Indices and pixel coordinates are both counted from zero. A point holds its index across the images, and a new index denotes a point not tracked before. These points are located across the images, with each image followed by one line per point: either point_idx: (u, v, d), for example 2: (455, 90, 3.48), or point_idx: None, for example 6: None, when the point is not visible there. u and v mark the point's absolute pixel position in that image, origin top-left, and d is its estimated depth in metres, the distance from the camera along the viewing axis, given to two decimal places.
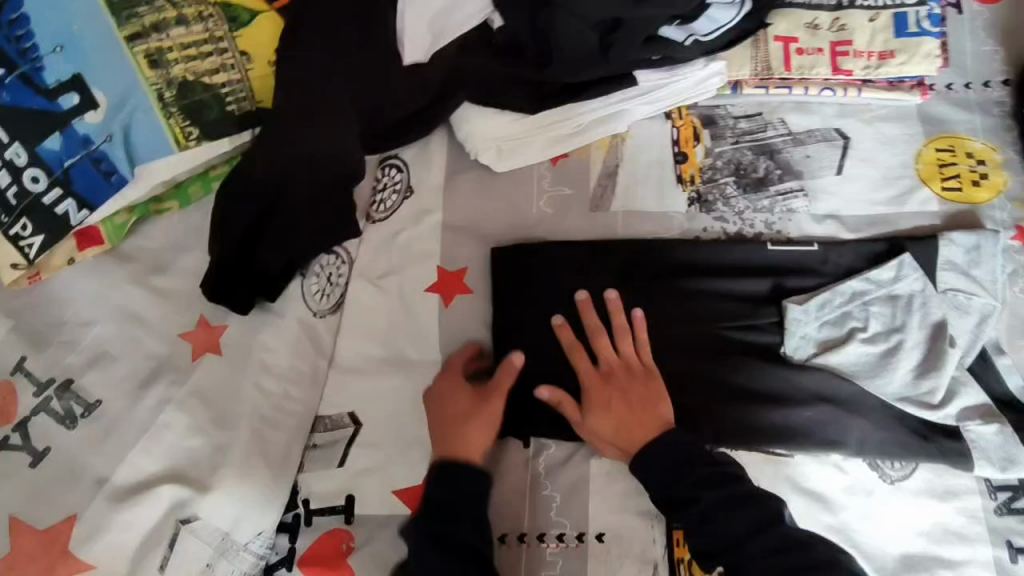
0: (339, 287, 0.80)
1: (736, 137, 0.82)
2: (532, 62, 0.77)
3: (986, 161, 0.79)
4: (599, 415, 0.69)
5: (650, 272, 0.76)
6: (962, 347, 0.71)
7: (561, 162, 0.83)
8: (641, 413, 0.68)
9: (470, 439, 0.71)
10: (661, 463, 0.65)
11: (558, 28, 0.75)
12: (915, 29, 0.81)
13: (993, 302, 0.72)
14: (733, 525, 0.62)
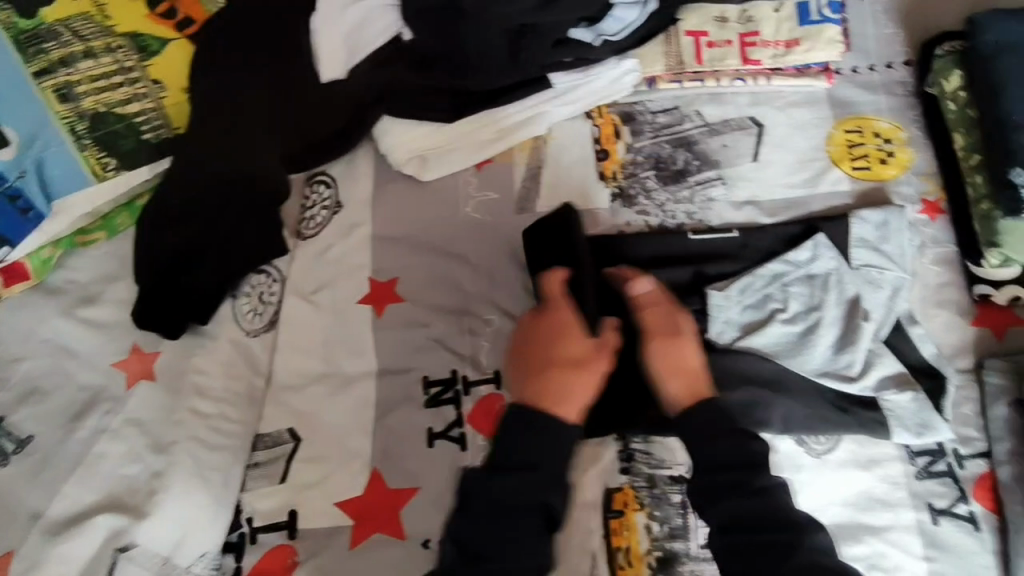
0: (270, 305, 0.82)
1: (654, 132, 0.86)
2: (441, 74, 0.80)
3: (892, 139, 0.83)
4: (668, 374, 0.69)
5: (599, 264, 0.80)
6: (876, 320, 0.75)
7: (486, 167, 0.85)
8: (697, 369, 0.70)
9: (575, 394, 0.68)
10: (719, 439, 0.64)
11: (468, 36, 0.79)
12: (817, 17, 0.86)
13: (902, 275, 0.77)
14: (765, 515, 0.61)
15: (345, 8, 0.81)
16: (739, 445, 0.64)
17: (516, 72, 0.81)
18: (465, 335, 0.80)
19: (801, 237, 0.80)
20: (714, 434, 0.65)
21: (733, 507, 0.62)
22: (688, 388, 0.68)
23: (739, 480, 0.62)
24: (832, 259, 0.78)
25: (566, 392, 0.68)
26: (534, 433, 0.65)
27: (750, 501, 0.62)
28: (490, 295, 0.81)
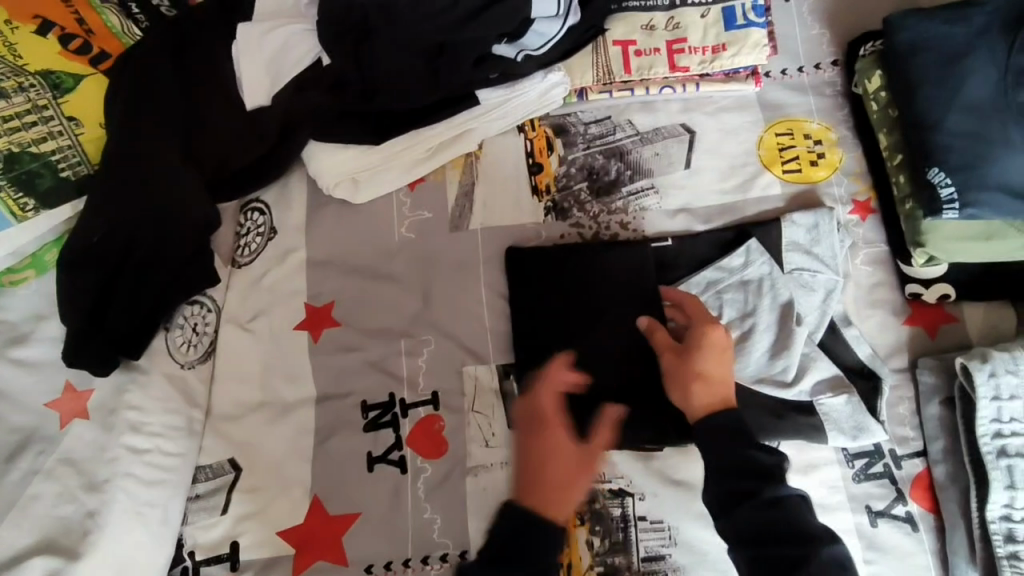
0: (205, 335, 0.81)
1: (587, 143, 0.86)
2: (359, 96, 0.81)
3: (822, 140, 0.84)
4: (677, 385, 0.68)
5: (571, 276, 0.79)
6: (809, 324, 0.75)
7: (419, 187, 0.85)
8: (726, 382, 0.66)
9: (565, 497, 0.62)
10: (741, 455, 0.61)
11: (381, 56, 0.80)
12: (742, 22, 0.86)
13: (834, 277, 0.77)
14: (784, 529, 0.58)
15: (266, 35, 0.81)
16: (755, 458, 0.61)
17: (438, 90, 0.82)
18: (404, 356, 0.80)
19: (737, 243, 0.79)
20: (741, 450, 0.61)
21: (752, 520, 0.59)
22: (709, 401, 0.65)
23: (758, 494, 0.59)
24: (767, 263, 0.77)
25: (559, 483, 0.63)
26: (531, 521, 0.60)
27: (773, 517, 0.58)
28: (428, 315, 0.81)
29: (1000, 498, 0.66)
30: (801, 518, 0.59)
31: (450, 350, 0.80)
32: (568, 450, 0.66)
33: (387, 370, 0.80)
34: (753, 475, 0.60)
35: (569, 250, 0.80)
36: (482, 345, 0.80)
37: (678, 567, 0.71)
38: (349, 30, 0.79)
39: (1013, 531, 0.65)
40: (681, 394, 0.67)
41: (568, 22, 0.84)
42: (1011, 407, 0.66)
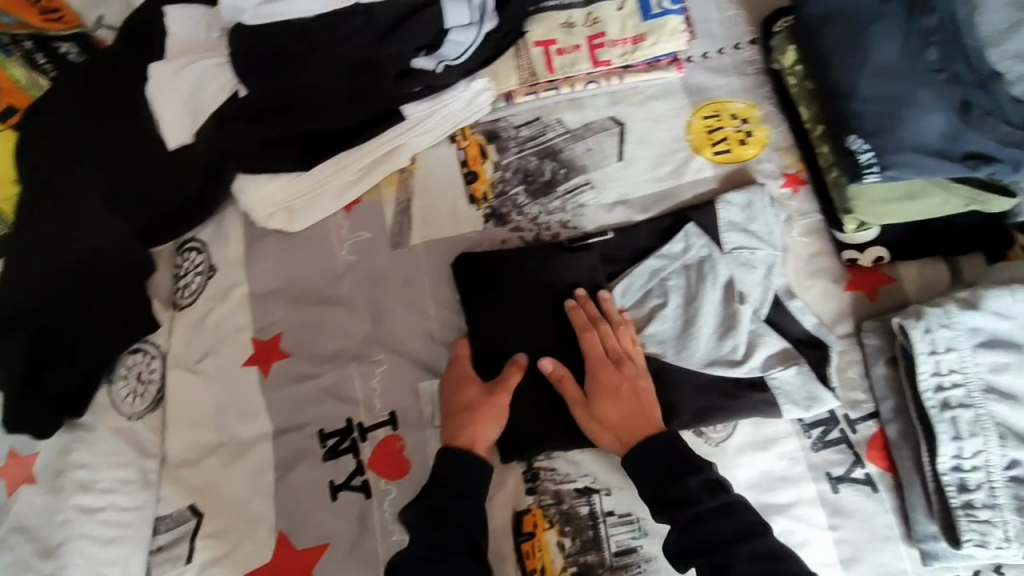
0: (152, 383, 0.79)
1: (520, 146, 0.86)
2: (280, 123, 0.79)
3: (748, 119, 0.85)
4: (598, 399, 0.71)
5: (520, 286, 0.78)
6: (755, 300, 0.75)
7: (355, 208, 0.84)
8: (636, 415, 0.69)
9: (479, 437, 0.72)
10: (665, 476, 0.66)
11: (298, 82, 0.78)
12: (658, 11, 0.87)
13: (774, 252, 0.77)
14: (704, 541, 0.63)
15: (179, 73, 0.79)
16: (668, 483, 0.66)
17: (365, 110, 0.81)
18: (358, 380, 0.78)
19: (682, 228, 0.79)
20: (660, 470, 0.67)
21: (684, 531, 0.64)
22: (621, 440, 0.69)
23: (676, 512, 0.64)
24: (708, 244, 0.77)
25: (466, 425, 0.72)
26: (458, 464, 0.70)
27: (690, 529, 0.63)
28: (379, 336, 0.80)
29: (948, 450, 0.66)
30: (722, 528, 0.63)
31: (404, 369, 0.79)
32: (475, 394, 0.73)
33: (343, 396, 0.78)
34: (670, 498, 0.65)
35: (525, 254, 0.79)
36: (436, 360, 0.79)
37: (650, 557, 0.71)
38: (263, 60, 0.78)
39: (964, 480, 0.65)
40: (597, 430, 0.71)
41: (485, 28, 0.83)
42: (948, 359, 0.66)
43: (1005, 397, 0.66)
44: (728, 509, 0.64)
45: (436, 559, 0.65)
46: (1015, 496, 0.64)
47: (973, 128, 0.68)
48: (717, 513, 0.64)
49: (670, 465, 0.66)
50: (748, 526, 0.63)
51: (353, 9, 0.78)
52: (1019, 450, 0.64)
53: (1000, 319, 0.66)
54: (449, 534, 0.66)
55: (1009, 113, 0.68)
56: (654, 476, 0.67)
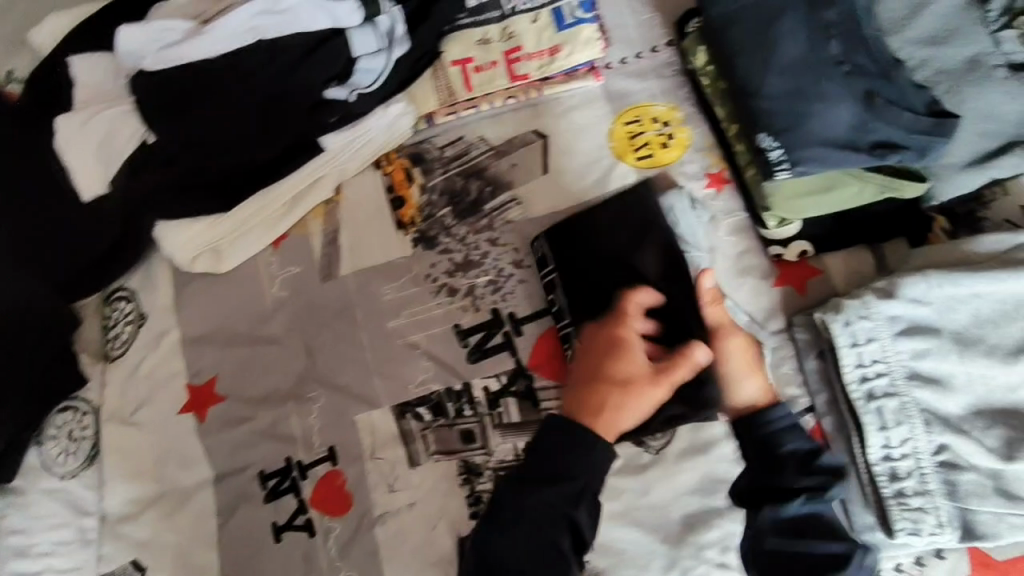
0: (84, 440, 0.78)
1: (444, 167, 0.85)
2: (192, 169, 0.78)
3: (669, 121, 0.84)
4: (741, 366, 0.71)
5: (607, 262, 0.76)
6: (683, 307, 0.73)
7: (282, 244, 0.83)
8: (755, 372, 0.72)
9: (613, 423, 0.67)
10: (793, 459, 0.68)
11: (204, 125, 0.76)
12: (571, 20, 0.86)
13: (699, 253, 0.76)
14: (802, 523, 0.66)
15: (86, 124, 0.77)
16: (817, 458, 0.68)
17: (279, 147, 0.81)
18: (294, 419, 0.78)
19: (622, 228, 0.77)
20: (794, 455, 0.69)
21: (792, 514, 0.67)
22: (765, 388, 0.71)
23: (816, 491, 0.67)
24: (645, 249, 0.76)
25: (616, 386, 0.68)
26: (578, 444, 0.65)
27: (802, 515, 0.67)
28: (314, 371, 0.80)
29: (876, 441, 0.67)
30: (837, 519, 0.67)
31: (342, 403, 0.78)
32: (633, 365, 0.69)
33: (283, 434, 0.78)
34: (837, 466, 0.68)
35: (579, 228, 0.78)
36: (373, 391, 0.78)
37: (598, 572, 0.71)
38: (168, 103, 0.75)
39: (895, 469, 0.66)
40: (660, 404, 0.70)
41: (395, 53, 0.83)
42: (869, 350, 0.68)
43: (928, 382, 0.67)
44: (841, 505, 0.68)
45: (542, 515, 0.64)
46: (945, 480, 0.65)
47: (881, 118, 0.68)
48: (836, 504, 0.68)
49: (813, 444, 0.69)
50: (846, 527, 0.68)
51: (256, 44, 0.76)
52: (946, 434, 0.66)
53: (917, 305, 0.67)
54: (574, 482, 0.64)
55: (913, 101, 0.68)
56: (784, 453, 0.68)
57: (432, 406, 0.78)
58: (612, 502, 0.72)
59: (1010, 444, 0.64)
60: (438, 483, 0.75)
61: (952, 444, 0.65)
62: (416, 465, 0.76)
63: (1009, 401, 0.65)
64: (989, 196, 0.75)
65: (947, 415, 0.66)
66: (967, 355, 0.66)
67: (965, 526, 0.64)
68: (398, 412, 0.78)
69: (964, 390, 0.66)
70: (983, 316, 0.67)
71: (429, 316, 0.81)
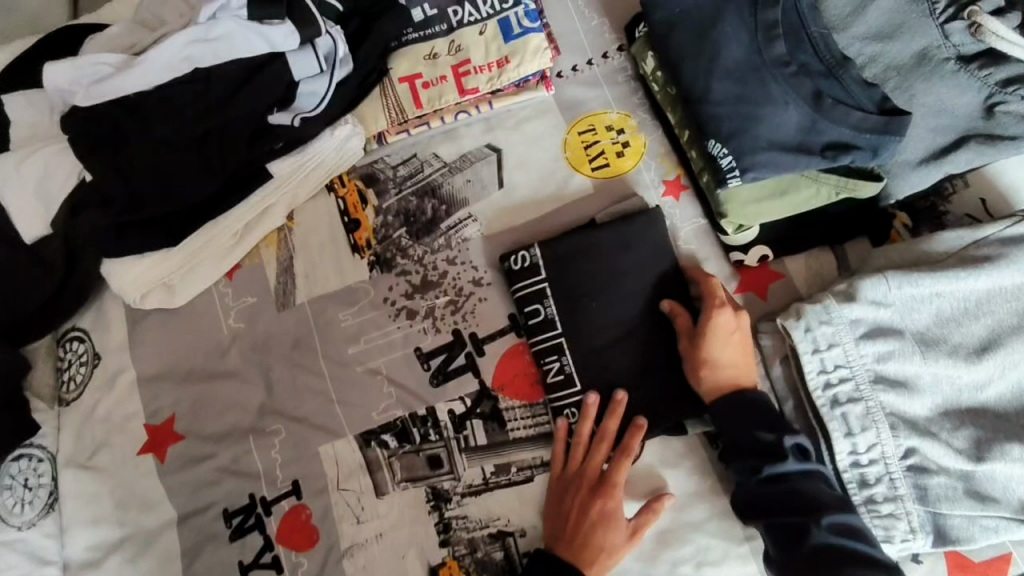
0: (41, 488, 0.76)
1: (398, 188, 0.83)
2: (131, 206, 0.75)
3: (624, 129, 0.82)
4: (722, 361, 0.68)
5: (603, 278, 0.74)
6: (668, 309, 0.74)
7: (236, 274, 0.82)
8: (747, 360, 0.69)
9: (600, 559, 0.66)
10: (743, 435, 0.66)
11: (141, 160, 0.75)
12: (519, 30, 0.83)
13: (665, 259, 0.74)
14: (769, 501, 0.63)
15: (19, 166, 0.75)
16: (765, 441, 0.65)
17: (222, 174, 0.78)
18: (255, 454, 0.76)
19: (616, 235, 0.75)
20: (744, 436, 0.65)
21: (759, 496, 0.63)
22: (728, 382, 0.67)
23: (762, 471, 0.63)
24: (639, 256, 0.74)
25: (598, 530, 0.67)
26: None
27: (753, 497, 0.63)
28: (273, 404, 0.78)
29: (844, 447, 0.64)
30: (799, 491, 0.63)
31: (303, 434, 0.76)
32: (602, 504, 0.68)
33: (245, 470, 0.76)
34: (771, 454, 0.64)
35: (574, 242, 0.75)
36: (334, 421, 0.76)
37: None
38: (104, 139, 0.74)
39: (864, 475, 0.64)
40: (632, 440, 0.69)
41: (336, 75, 0.81)
42: (832, 355, 0.65)
43: (893, 386, 0.65)
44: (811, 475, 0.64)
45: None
46: (915, 485, 0.63)
47: (830, 118, 0.67)
48: (799, 477, 0.64)
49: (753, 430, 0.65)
50: (823, 496, 0.62)
51: (193, 73, 0.74)
52: (912, 437, 0.63)
53: (879, 308, 0.65)
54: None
55: (861, 99, 0.67)
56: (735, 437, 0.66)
57: (397, 432, 0.75)
58: None
59: (979, 444, 0.63)
60: (405, 512, 0.73)
61: (920, 447, 0.63)
62: (383, 494, 0.74)
63: (974, 402, 0.64)
64: (950, 189, 0.74)
65: (914, 417, 0.64)
66: (929, 356, 0.64)
67: (939, 531, 0.63)
68: (362, 440, 0.76)
69: (929, 391, 0.64)
70: (945, 314, 0.65)
71: (388, 341, 0.78)
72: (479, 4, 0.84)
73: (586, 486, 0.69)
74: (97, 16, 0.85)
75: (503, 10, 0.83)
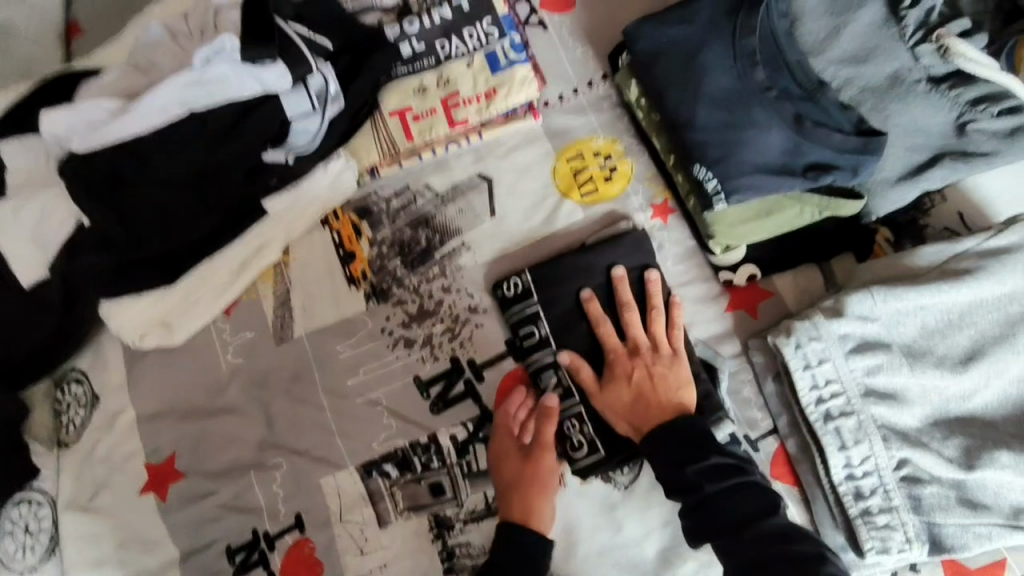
0: (42, 532, 0.76)
1: (392, 219, 0.85)
2: (129, 246, 0.77)
3: (611, 154, 0.84)
4: (624, 406, 0.70)
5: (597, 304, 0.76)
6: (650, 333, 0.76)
7: (234, 310, 0.83)
8: (645, 401, 0.69)
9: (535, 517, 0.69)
10: (666, 465, 0.66)
11: (137, 204, 0.75)
12: (505, 62, 0.85)
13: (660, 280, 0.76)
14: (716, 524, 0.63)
15: (18, 212, 0.76)
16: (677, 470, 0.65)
17: (221, 211, 0.80)
18: (257, 488, 0.76)
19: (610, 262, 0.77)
20: (665, 461, 0.66)
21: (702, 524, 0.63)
22: (636, 421, 0.69)
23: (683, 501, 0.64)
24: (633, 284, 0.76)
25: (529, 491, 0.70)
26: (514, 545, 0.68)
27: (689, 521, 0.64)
28: (273, 438, 0.78)
29: (838, 461, 0.66)
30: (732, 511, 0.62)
31: (305, 467, 0.77)
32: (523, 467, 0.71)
33: (248, 506, 0.76)
34: (681, 480, 0.64)
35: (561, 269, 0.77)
36: (335, 453, 0.77)
37: None
38: (99, 184, 0.74)
39: (859, 488, 0.65)
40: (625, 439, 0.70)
41: (328, 112, 0.83)
42: (822, 370, 0.67)
43: (883, 398, 0.66)
44: (734, 491, 0.63)
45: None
46: (908, 495, 0.65)
47: (811, 140, 0.69)
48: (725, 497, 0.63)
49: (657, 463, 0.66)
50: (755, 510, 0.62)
51: (186, 117, 0.75)
52: (904, 448, 0.65)
53: (865, 322, 0.67)
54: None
55: (839, 120, 0.70)
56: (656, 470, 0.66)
57: (398, 462, 0.76)
58: (586, 543, 0.71)
59: (969, 453, 0.64)
60: (408, 540, 0.74)
61: (912, 457, 0.65)
62: (386, 524, 0.74)
63: (962, 412, 0.66)
64: (928, 204, 0.77)
65: (905, 428, 0.66)
66: (918, 368, 0.66)
67: (933, 540, 0.64)
68: (363, 472, 0.76)
69: (919, 403, 0.66)
70: (930, 327, 0.67)
71: (386, 370, 0.79)
72: (465, 38, 0.86)
73: (511, 452, 0.72)
74: (91, 60, 0.86)
75: (489, 43, 0.86)
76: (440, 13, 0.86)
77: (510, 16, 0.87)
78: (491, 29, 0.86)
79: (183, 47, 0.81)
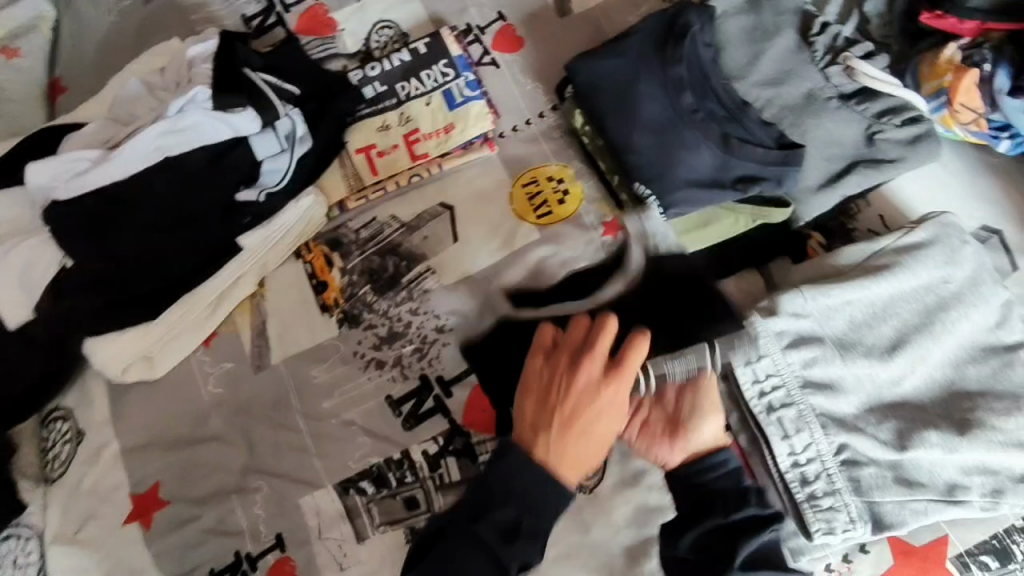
0: (30, 566, 0.79)
1: (361, 249, 0.90)
2: (108, 286, 0.82)
3: (564, 178, 0.90)
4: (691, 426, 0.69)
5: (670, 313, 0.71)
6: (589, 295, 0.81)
7: (213, 342, 0.87)
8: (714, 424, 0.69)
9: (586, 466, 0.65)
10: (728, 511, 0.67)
11: (118, 243, 0.80)
12: (461, 99, 0.92)
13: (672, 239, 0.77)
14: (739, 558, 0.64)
15: (7, 257, 0.81)
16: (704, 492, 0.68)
17: (200, 250, 0.85)
18: (239, 512, 0.79)
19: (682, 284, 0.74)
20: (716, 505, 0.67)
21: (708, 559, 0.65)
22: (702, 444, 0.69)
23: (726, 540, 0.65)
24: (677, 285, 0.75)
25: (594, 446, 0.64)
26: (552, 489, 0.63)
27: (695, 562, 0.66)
28: (253, 462, 0.82)
29: (783, 449, 0.70)
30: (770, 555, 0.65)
31: (284, 488, 0.80)
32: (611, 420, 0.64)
33: (230, 529, 0.79)
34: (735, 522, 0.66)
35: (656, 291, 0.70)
36: (313, 473, 0.80)
37: None
38: (81, 228, 0.79)
39: (805, 474, 0.70)
40: (660, 452, 0.70)
41: (297, 152, 0.89)
42: (763, 365, 0.72)
43: (821, 388, 0.71)
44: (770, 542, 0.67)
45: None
46: (850, 478, 0.69)
47: (737, 155, 0.76)
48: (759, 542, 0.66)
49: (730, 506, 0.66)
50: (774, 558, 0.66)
51: (164, 162, 0.81)
52: (842, 434, 0.70)
53: (799, 318, 0.73)
54: None
55: (761, 137, 0.77)
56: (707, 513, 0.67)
57: (374, 479, 0.79)
58: (556, 545, 0.74)
59: (901, 435, 0.69)
60: (386, 551, 0.77)
61: (850, 442, 0.70)
62: (364, 539, 0.77)
63: (894, 396, 0.71)
64: (855, 208, 0.83)
65: (842, 416, 0.71)
66: (849, 358, 0.71)
67: (875, 518, 0.68)
68: (340, 489, 0.79)
69: (854, 391, 0.71)
70: (858, 319, 0.73)
71: (360, 391, 0.83)
72: (423, 79, 0.93)
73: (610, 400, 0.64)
74: (74, 115, 0.92)
75: (446, 82, 0.92)
76: (399, 58, 0.94)
77: (464, 57, 0.94)
78: (446, 70, 0.93)
79: (159, 99, 0.87)
